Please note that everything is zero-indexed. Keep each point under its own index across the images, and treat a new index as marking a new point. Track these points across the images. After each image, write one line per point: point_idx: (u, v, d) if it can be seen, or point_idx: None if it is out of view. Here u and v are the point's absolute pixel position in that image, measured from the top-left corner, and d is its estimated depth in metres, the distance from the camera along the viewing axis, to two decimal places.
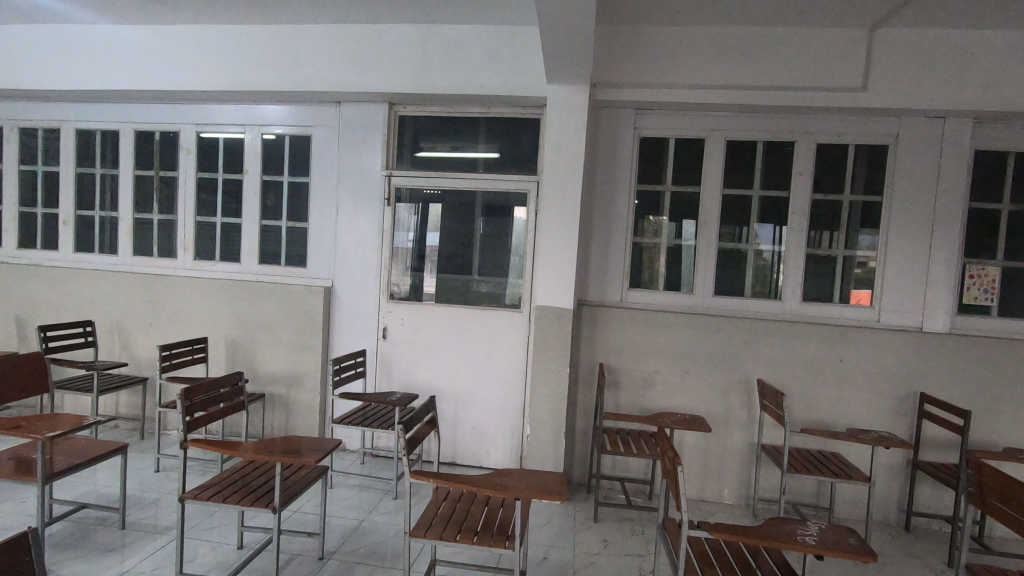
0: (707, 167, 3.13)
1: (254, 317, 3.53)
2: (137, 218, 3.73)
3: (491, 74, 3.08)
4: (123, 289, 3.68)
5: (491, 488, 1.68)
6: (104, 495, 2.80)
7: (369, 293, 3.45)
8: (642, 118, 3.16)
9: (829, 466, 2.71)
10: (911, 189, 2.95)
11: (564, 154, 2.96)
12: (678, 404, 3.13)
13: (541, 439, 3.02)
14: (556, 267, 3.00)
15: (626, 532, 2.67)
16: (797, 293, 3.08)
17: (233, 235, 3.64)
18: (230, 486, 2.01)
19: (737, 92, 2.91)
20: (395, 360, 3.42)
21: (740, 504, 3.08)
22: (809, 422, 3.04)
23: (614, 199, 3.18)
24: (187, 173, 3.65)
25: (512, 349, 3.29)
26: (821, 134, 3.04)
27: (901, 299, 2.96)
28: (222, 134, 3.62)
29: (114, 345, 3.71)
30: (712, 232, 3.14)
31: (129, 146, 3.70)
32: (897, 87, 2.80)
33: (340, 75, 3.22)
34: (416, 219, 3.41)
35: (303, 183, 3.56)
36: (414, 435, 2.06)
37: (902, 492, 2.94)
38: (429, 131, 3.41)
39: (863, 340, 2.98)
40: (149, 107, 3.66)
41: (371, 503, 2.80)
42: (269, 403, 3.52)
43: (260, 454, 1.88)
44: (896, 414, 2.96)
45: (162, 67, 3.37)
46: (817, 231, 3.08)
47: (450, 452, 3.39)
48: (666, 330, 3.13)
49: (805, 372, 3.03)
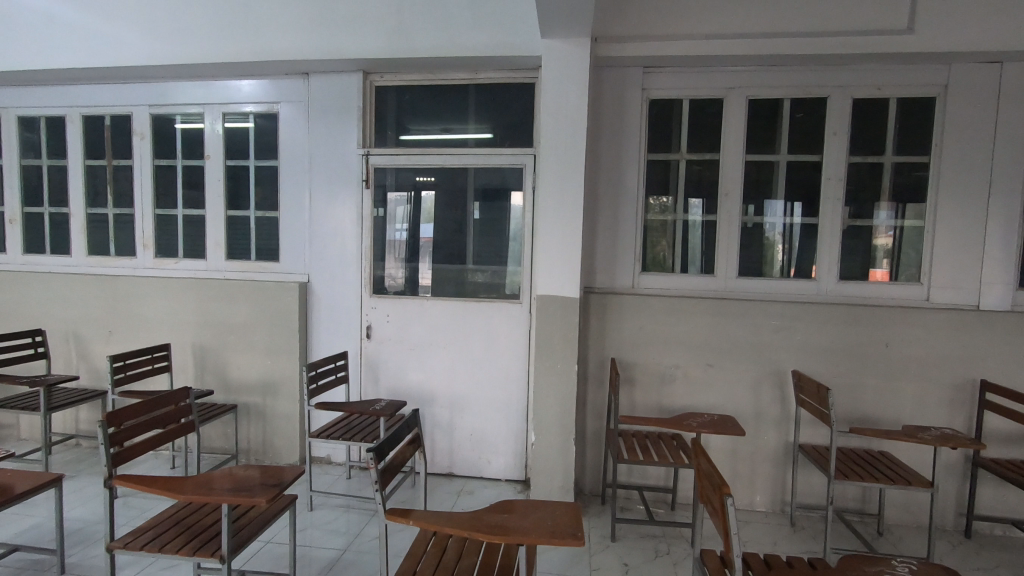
0: (727, 130, 2.74)
1: (223, 320, 3.16)
2: (91, 213, 3.37)
3: (476, 31, 2.69)
4: (76, 294, 3.31)
5: (486, 532, 1.31)
6: (46, 531, 2.42)
7: (350, 287, 3.08)
8: (650, 77, 2.77)
9: (882, 470, 2.34)
10: (964, 145, 2.56)
11: (565, 118, 2.56)
12: (702, 401, 2.77)
13: (548, 448, 2.64)
14: (560, 250, 2.60)
15: (649, 553, 2.31)
16: (834, 271, 2.71)
17: (197, 230, 3.27)
18: (173, 529, 1.65)
19: (762, 41, 2.52)
20: (380, 361, 3.07)
21: (774, 511, 2.73)
22: (852, 417, 2.68)
23: (622, 171, 2.80)
24: (142, 161, 3.27)
25: (512, 344, 2.94)
26: (859, 88, 2.64)
27: (953, 273, 2.59)
28: (180, 116, 3.23)
29: (71, 356, 3.35)
30: (735, 206, 2.76)
31: (78, 134, 3.32)
32: (949, 27, 2.40)
33: (308, 41, 2.82)
34: (407, 209, 3.04)
35: (271, 167, 3.17)
36: (391, 462, 1.66)
37: (961, 493, 2.58)
38: (412, 106, 3.03)
39: (913, 322, 2.60)
40: (96, 89, 3.27)
41: (355, 528, 2.44)
42: (244, 415, 3.17)
43: (198, 495, 1.48)
44: (952, 404, 2.60)
45: (104, 40, 2.98)
46: (852, 202, 2.71)
47: (448, 462, 3.04)
48: (685, 318, 2.76)
49: (847, 361, 2.66)
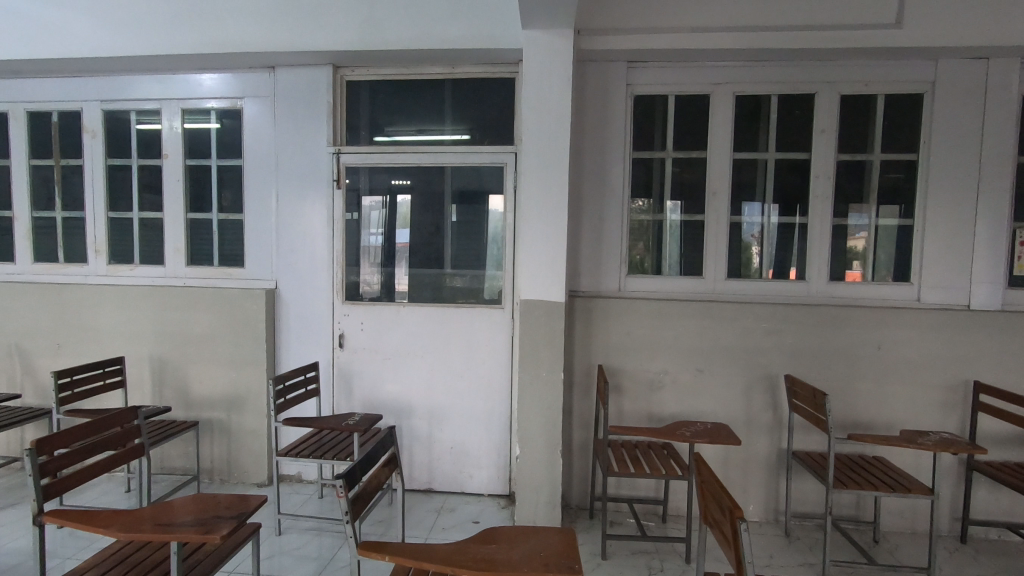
0: (714, 127, 2.66)
1: (183, 330, 2.95)
2: (37, 217, 3.12)
3: (453, 23, 2.55)
4: (20, 304, 3.06)
5: (472, 569, 1.16)
6: None
7: (321, 294, 2.90)
8: (634, 72, 2.67)
9: (880, 476, 2.26)
10: (952, 142, 2.51)
11: (548, 113, 2.43)
12: (692, 408, 2.66)
13: (534, 461, 2.50)
14: (545, 252, 2.47)
15: (642, 571, 2.18)
16: (824, 271, 2.63)
17: (154, 235, 3.05)
18: (114, 570, 1.45)
19: (749, 35, 2.44)
20: (354, 372, 2.89)
21: (768, 521, 2.64)
22: (845, 421, 2.61)
23: (607, 170, 2.69)
24: (93, 160, 3.04)
25: (494, 351, 2.79)
26: (846, 84, 2.58)
27: (944, 272, 2.54)
28: (135, 113, 3.02)
29: (14, 372, 3.10)
30: (724, 205, 2.67)
31: (23, 131, 3.09)
32: (938, 22, 2.36)
33: (273, 32, 2.64)
34: (381, 212, 2.88)
35: (234, 167, 2.98)
36: (362, 488, 1.49)
37: (956, 498, 2.52)
38: (386, 102, 2.87)
39: (905, 323, 2.54)
40: (41, 82, 3.04)
41: (328, 554, 2.26)
42: (207, 432, 2.96)
43: (141, 535, 1.30)
44: (945, 406, 2.54)
45: (50, 30, 2.76)
46: (841, 201, 2.64)
47: (427, 478, 2.87)
48: (673, 322, 2.66)
49: (839, 363, 2.59)
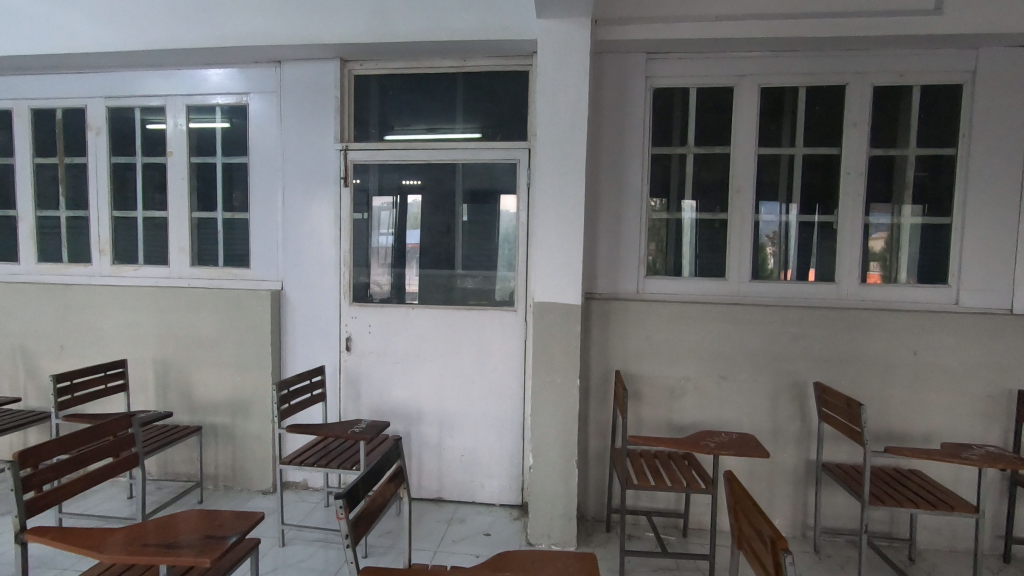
0: (738, 121, 2.53)
1: (187, 332, 2.87)
2: (41, 216, 3.06)
3: (464, 14, 2.45)
4: (24, 305, 3.00)
5: None
6: None
7: (327, 295, 2.81)
8: (654, 64, 2.55)
9: (919, 492, 2.11)
10: (994, 136, 2.36)
11: (563, 105, 2.31)
12: (714, 416, 2.54)
13: (548, 471, 2.38)
14: (559, 252, 2.35)
15: None
16: (856, 273, 2.49)
17: (158, 234, 2.98)
18: None
19: (777, 22, 2.31)
20: (361, 376, 2.80)
21: (795, 536, 2.50)
22: (878, 432, 2.46)
23: (625, 167, 2.57)
24: (97, 158, 2.98)
25: (506, 355, 2.68)
26: (880, 75, 2.44)
27: (986, 274, 2.39)
28: (139, 109, 2.95)
29: (18, 374, 3.04)
30: (748, 203, 2.54)
31: (27, 129, 3.03)
32: (981, 8, 2.21)
33: (279, 25, 2.56)
34: (390, 212, 2.78)
35: (239, 164, 2.90)
36: (364, 507, 1.38)
37: (997, 514, 2.37)
38: (395, 97, 2.78)
39: (943, 327, 2.40)
40: (45, 79, 2.98)
41: (332, 568, 2.16)
42: (211, 438, 2.88)
43: (129, 557, 1.21)
44: (986, 417, 2.39)
45: (52, 25, 2.70)
46: (873, 198, 2.50)
47: (436, 486, 2.77)
48: (694, 326, 2.53)
49: (872, 370, 2.45)
